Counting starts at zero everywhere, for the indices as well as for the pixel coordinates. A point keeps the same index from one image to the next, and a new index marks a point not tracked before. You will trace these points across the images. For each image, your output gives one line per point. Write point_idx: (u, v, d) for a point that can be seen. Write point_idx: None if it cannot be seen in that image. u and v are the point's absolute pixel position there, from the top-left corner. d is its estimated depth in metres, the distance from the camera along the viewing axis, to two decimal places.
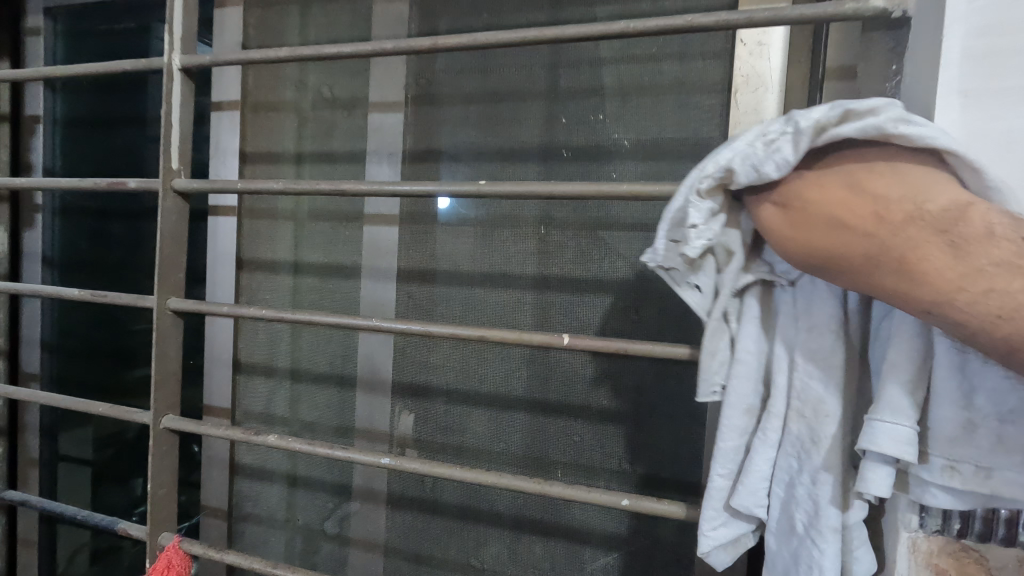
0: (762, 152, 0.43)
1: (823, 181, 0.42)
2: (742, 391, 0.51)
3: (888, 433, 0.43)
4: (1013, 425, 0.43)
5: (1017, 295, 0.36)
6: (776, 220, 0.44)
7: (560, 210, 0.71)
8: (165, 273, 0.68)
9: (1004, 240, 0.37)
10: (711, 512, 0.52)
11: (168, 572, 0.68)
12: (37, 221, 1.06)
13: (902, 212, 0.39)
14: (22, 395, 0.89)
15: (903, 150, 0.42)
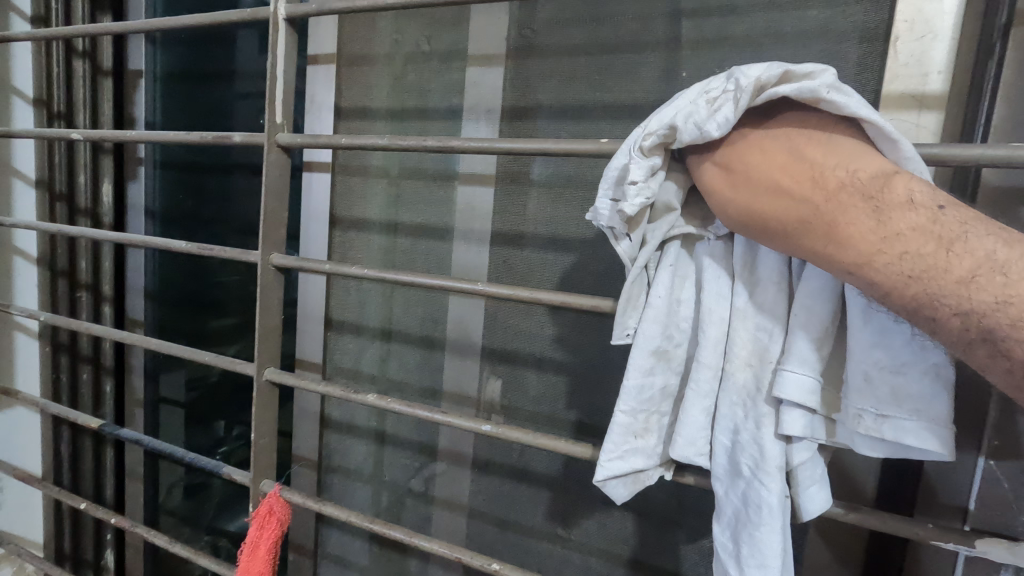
0: (706, 111, 0.41)
1: (762, 146, 0.41)
2: (650, 333, 0.49)
3: (797, 381, 0.44)
4: (908, 378, 0.42)
5: (928, 258, 0.36)
6: (716, 181, 0.43)
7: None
8: (268, 229, 0.68)
9: (923, 207, 0.36)
10: (644, 458, 0.51)
11: (270, 517, 0.71)
12: (140, 172, 1.08)
13: (835, 177, 0.38)
14: (130, 340, 0.93)
15: (837, 120, 0.41)
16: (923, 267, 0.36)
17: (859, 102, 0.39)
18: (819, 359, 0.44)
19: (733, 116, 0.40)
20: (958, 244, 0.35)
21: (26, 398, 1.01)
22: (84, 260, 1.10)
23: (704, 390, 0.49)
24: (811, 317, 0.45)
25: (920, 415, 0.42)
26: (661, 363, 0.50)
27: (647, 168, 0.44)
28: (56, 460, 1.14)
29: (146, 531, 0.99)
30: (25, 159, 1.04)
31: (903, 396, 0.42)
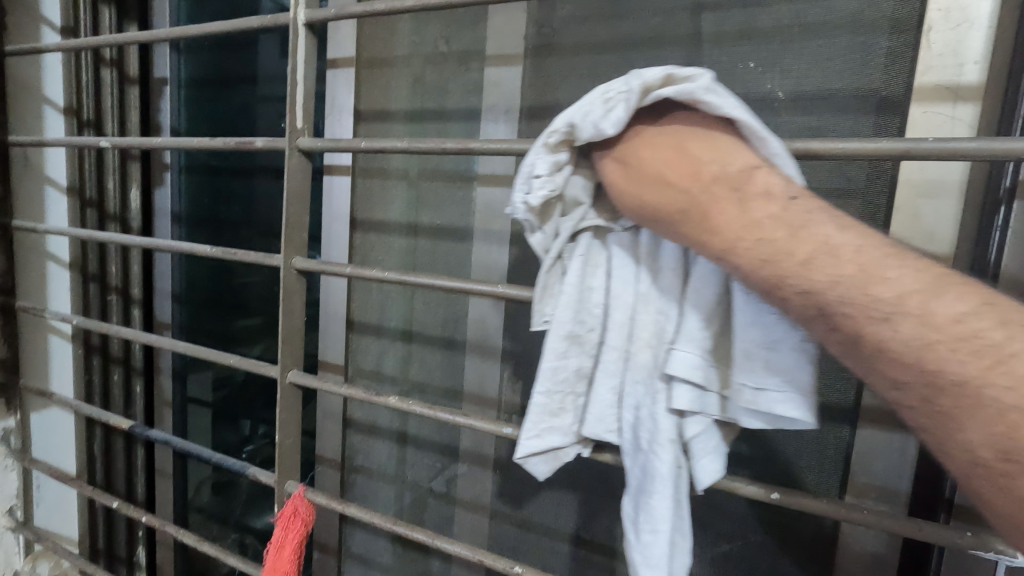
0: (601, 110, 0.41)
1: (645, 139, 0.41)
2: (561, 317, 0.50)
3: (683, 357, 0.45)
4: (783, 353, 0.43)
5: (786, 248, 0.35)
6: (608, 173, 0.43)
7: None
8: (291, 232, 0.69)
9: (782, 201, 0.37)
10: (561, 435, 0.52)
11: (295, 517, 0.71)
12: (166, 178, 1.09)
13: (711, 171, 0.38)
14: (158, 343, 0.94)
15: (718, 118, 0.42)
16: (772, 254, 0.36)
17: (731, 102, 0.40)
18: (706, 338, 0.46)
19: (624, 116, 0.40)
20: (803, 231, 0.35)
21: (59, 398, 1.04)
22: (115, 264, 1.13)
23: (611, 370, 0.50)
24: (700, 296, 0.46)
25: (788, 384, 0.43)
26: (575, 346, 0.51)
27: (550, 162, 0.45)
28: (90, 458, 1.18)
29: (177, 530, 1.01)
30: (58, 167, 1.07)
31: (776, 369, 0.43)
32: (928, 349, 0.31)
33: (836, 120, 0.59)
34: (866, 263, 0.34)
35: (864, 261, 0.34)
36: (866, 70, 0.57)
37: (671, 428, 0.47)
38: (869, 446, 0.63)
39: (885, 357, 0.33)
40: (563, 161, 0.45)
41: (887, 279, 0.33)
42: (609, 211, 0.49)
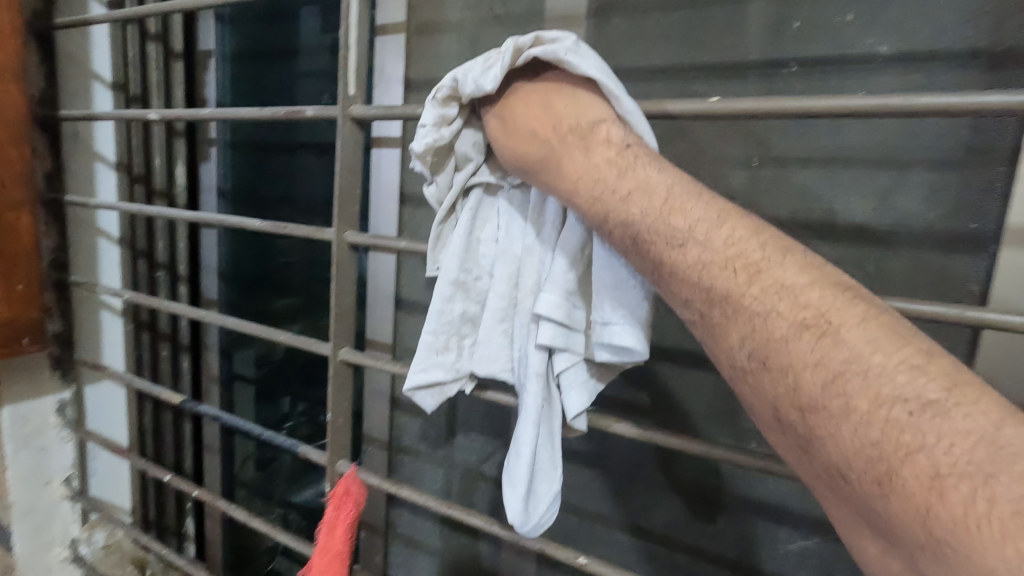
0: (482, 68, 0.49)
1: (526, 99, 0.50)
2: (447, 265, 0.57)
3: (549, 300, 0.51)
4: (626, 292, 0.50)
5: (611, 186, 0.44)
6: (497, 131, 0.51)
7: (702, 135, 0.64)
8: (343, 204, 0.67)
9: (615, 147, 0.45)
10: (443, 371, 0.59)
11: (347, 498, 0.70)
12: (211, 153, 1.11)
13: (567, 123, 0.47)
14: (208, 318, 0.93)
15: (579, 78, 0.50)
16: (602, 188, 0.44)
17: (592, 64, 0.47)
18: (570, 281, 0.52)
19: (498, 75, 0.48)
20: (628, 172, 0.44)
21: (112, 371, 1.05)
22: (161, 240, 1.13)
23: (497, 315, 0.57)
24: (566, 243, 0.53)
25: (628, 317, 0.50)
26: (461, 292, 0.58)
27: (436, 115, 0.53)
28: (141, 431, 1.20)
29: (227, 505, 1.02)
30: (107, 142, 1.08)
31: (619, 305, 0.50)
32: (707, 268, 0.39)
33: (944, 78, 0.53)
34: (670, 199, 0.42)
35: (670, 196, 0.42)
36: (980, 20, 0.51)
37: (539, 364, 0.53)
38: None
39: (678, 278, 0.41)
40: (447, 114, 0.52)
41: (686, 212, 0.41)
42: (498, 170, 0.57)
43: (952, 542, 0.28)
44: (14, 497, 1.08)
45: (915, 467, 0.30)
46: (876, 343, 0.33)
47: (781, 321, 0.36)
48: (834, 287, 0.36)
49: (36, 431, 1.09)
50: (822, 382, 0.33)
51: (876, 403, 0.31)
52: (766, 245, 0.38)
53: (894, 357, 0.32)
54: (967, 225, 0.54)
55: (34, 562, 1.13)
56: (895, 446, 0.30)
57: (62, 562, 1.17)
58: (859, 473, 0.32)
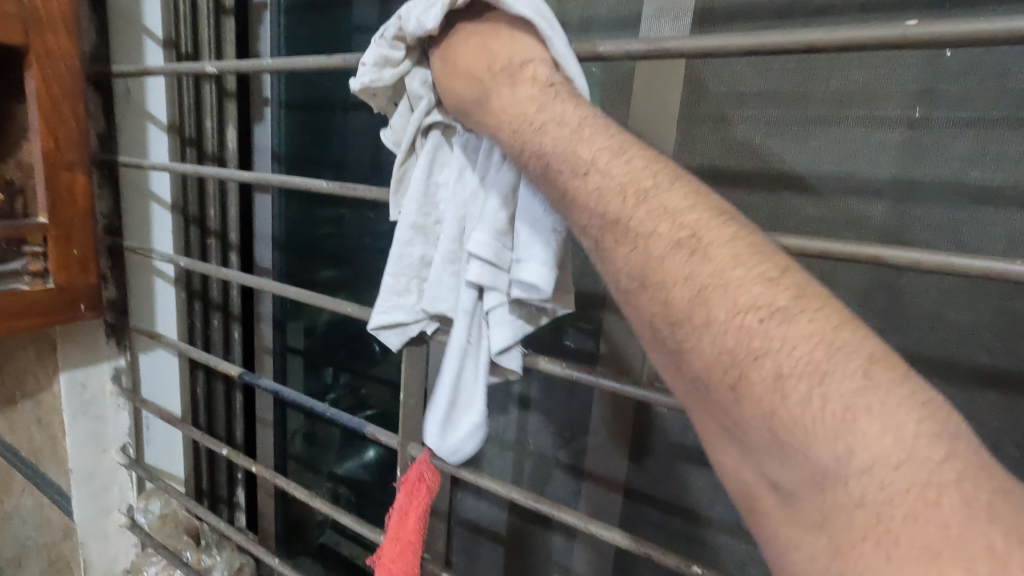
0: (424, 9, 0.45)
1: (467, 43, 0.46)
2: (406, 210, 0.56)
3: (478, 239, 0.50)
4: (540, 230, 0.48)
5: (532, 120, 0.42)
6: (442, 75, 0.48)
7: (847, 76, 0.51)
8: None
9: (543, 87, 0.43)
10: (404, 313, 0.58)
11: (420, 484, 0.65)
12: (266, 113, 1.04)
13: (500, 66, 0.44)
14: (267, 287, 0.88)
15: (517, 19, 0.45)
16: (519, 123, 0.43)
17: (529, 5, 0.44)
18: (499, 220, 0.50)
19: (438, 17, 0.44)
20: (547, 109, 0.42)
21: (167, 340, 1.01)
22: (213, 207, 1.09)
23: (443, 258, 0.54)
24: (497, 182, 0.50)
25: (544, 256, 0.48)
26: (420, 237, 0.56)
27: (379, 55, 0.50)
28: (193, 400, 1.18)
29: (286, 482, 0.98)
30: (157, 103, 1.03)
31: (529, 242, 0.48)
32: (602, 195, 0.39)
33: None
34: (579, 130, 0.41)
35: (579, 128, 0.41)
36: None
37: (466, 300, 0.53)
38: None
39: (577, 205, 0.40)
40: (388, 53, 0.50)
41: (591, 142, 0.40)
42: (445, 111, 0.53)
43: (791, 438, 0.30)
44: (73, 463, 1.09)
45: (762, 370, 0.31)
46: (737, 260, 0.34)
47: (660, 241, 0.36)
48: (706, 210, 0.37)
49: (92, 398, 1.09)
50: (688, 295, 0.34)
51: (731, 312, 0.33)
52: (657, 174, 0.39)
53: (749, 272, 0.34)
54: None
55: (93, 526, 1.14)
56: (747, 352, 0.32)
57: (119, 527, 1.18)
58: (715, 381, 0.33)
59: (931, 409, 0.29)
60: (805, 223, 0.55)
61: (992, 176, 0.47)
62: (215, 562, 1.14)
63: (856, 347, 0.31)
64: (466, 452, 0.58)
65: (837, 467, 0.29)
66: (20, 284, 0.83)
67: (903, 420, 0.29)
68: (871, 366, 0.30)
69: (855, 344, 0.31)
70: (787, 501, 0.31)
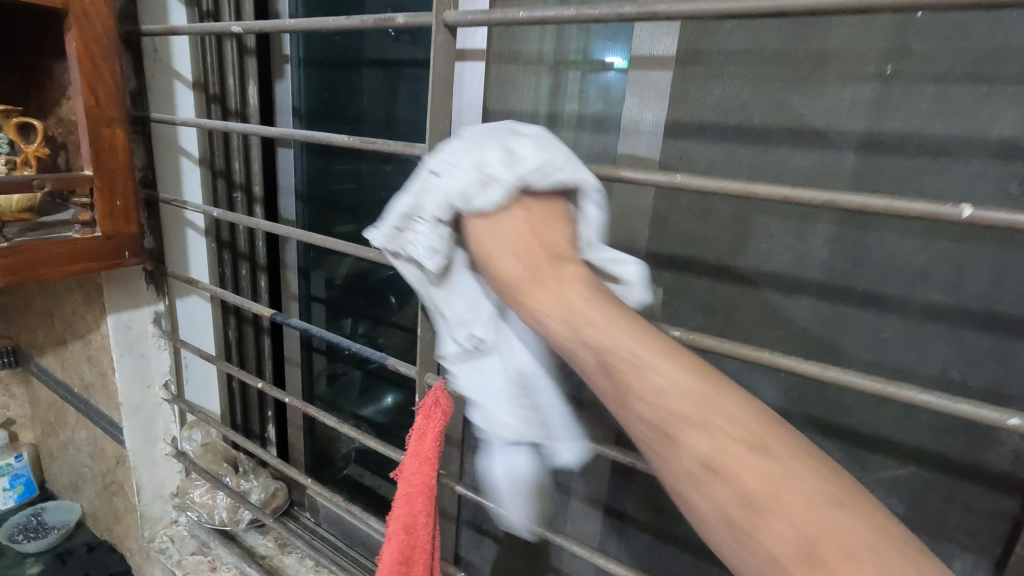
0: (429, 247, 0.54)
1: (506, 216, 0.49)
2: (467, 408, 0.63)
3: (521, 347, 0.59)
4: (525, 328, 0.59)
5: (681, 405, 0.39)
6: (478, 254, 0.51)
7: (829, 35, 0.55)
8: (435, 117, 0.64)
9: (671, 371, 0.40)
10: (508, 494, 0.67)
11: (436, 409, 0.72)
12: (286, 71, 1.09)
13: (539, 249, 0.48)
14: (293, 234, 0.94)
15: (517, 208, 0.50)
16: (523, 302, 0.48)
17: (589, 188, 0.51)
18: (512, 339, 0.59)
19: (499, 198, 0.49)
20: (676, 397, 0.39)
21: (203, 285, 1.09)
22: (238, 161, 1.15)
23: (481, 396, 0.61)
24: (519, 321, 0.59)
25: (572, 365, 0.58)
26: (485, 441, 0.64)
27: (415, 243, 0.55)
28: (226, 342, 1.28)
29: (318, 412, 1.08)
30: (182, 60, 1.08)
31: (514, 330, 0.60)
32: (697, 441, 0.38)
33: None
34: (571, 301, 0.45)
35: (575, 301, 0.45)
36: None
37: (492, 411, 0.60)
38: None
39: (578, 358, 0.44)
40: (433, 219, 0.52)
41: (713, 415, 0.38)
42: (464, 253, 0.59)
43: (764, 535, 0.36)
44: (122, 397, 1.20)
45: (729, 485, 0.37)
46: (707, 403, 0.39)
47: (739, 481, 0.37)
48: (718, 401, 0.39)
49: (136, 337, 1.19)
50: (674, 434, 0.39)
51: (709, 445, 0.38)
52: (641, 353, 0.41)
53: (726, 429, 0.38)
54: None
55: (143, 453, 1.26)
56: (715, 472, 0.37)
57: (165, 456, 1.31)
58: (703, 496, 0.38)
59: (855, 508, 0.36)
60: (781, 172, 0.60)
61: (953, 127, 0.52)
62: (252, 486, 1.28)
63: (794, 462, 0.37)
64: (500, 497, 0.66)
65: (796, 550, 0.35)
66: (71, 232, 0.92)
67: (829, 517, 0.35)
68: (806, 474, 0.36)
69: (818, 481, 0.36)
70: None
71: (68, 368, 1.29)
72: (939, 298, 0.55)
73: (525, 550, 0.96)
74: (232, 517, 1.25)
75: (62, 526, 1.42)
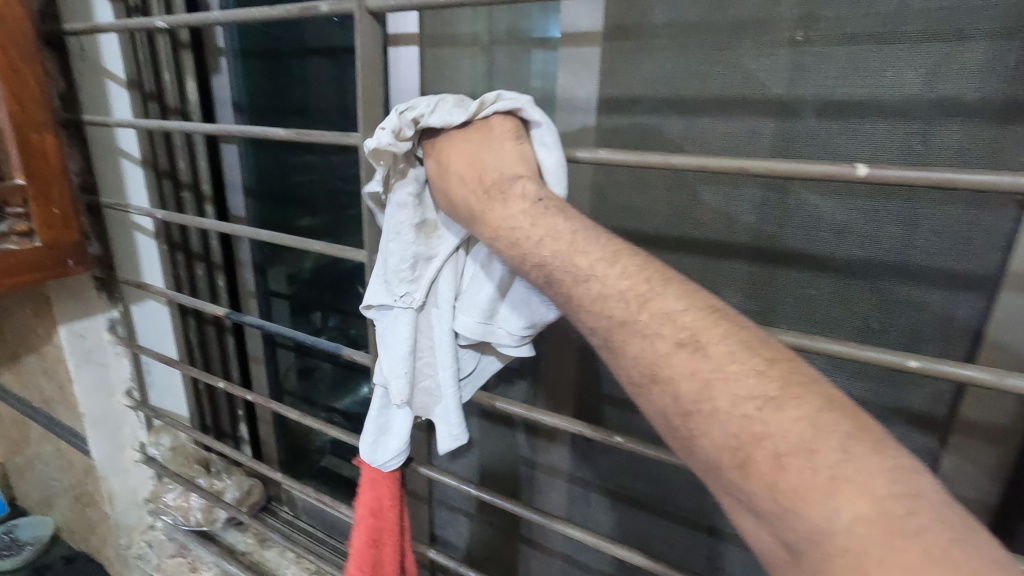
0: (397, 142, 0.54)
1: (461, 140, 0.56)
2: (399, 367, 0.63)
3: (496, 329, 0.61)
4: (511, 308, 0.60)
5: (717, 367, 0.39)
6: (436, 176, 0.57)
7: (742, 6, 0.57)
8: (368, 106, 0.65)
9: (684, 331, 0.41)
10: (397, 447, 0.69)
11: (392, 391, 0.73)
12: (222, 64, 1.08)
13: (490, 177, 0.53)
14: (242, 232, 0.93)
15: (489, 136, 0.55)
16: (512, 234, 0.50)
17: (544, 127, 0.54)
18: (489, 316, 0.61)
19: (463, 118, 0.54)
20: (711, 378, 0.39)
21: (155, 288, 1.07)
22: (183, 160, 1.13)
23: (427, 348, 0.65)
24: (515, 305, 0.60)
25: (519, 329, 0.60)
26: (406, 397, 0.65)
27: (395, 125, 0.54)
28: (188, 345, 1.27)
29: (280, 406, 1.08)
30: (113, 59, 1.05)
31: (495, 310, 0.61)
32: (714, 418, 0.38)
33: None
34: (573, 241, 0.47)
35: (573, 240, 0.47)
36: None
37: (408, 373, 0.63)
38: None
39: (585, 309, 0.45)
40: (404, 130, 0.54)
41: (736, 379, 0.38)
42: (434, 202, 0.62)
43: (791, 505, 0.35)
44: (85, 407, 1.20)
45: (764, 451, 0.36)
46: (733, 354, 0.39)
47: (788, 468, 0.35)
48: (785, 377, 0.38)
49: (92, 347, 1.18)
50: (695, 389, 0.39)
51: (733, 402, 0.38)
52: (667, 299, 0.43)
53: (745, 390, 0.38)
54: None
55: (111, 461, 1.26)
56: (750, 436, 0.37)
57: (135, 463, 1.30)
58: (725, 463, 0.38)
59: (901, 471, 0.34)
60: (705, 142, 0.62)
61: (860, 91, 0.54)
62: (226, 485, 1.27)
63: (836, 424, 0.35)
64: (394, 468, 0.70)
65: (826, 527, 0.33)
66: (9, 244, 0.88)
67: (877, 483, 0.33)
68: (849, 440, 0.35)
69: (883, 462, 0.34)
70: (794, 558, 0.35)
71: (26, 383, 1.27)
72: (857, 254, 0.58)
73: (496, 523, 0.98)
74: (207, 518, 1.25)
75: (36, 541, 1.39)
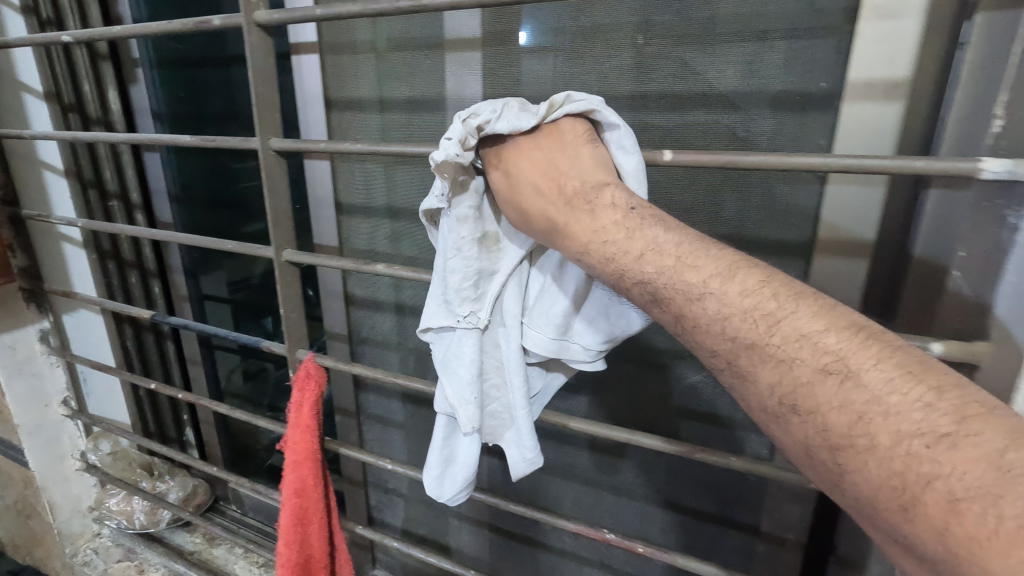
0: (463, 152, 0.49)
1: (528, 146, 0.51)
2: (466, 394, 0.59)
3: (573, 345, 0.57)
4: (588, 321, 0.56)
5: (869, 393, 0.33)
6: (502, 186, 0.51)
7: (591, 14, 0.64)
8: (263, 112, 0.70)
9: (830, 354, 0.35)
10: (465, 478, 0.66)
11: (309, 380, 0.79)
12: (139, 74, 1.08)
13: (571, 186, 0.48)
14: (162, 237, 0.97)
15: (561, 143, 0.50)
16: (608, 248, 0.44)
17: (621, 130, 0.50)
18: (565, 332, 0.56)
19: (532, 122, 0.50)
20: (867, 409, 0.33)
21: (82, 296, 1.08)
22: (108, 169, 1.15)
23: (496, 369, 0.61)
24: (591, 317, 0.56)
25: (598, 344, 0.56)
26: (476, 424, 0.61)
27: (460, 134, 0.49)
28: (125, 353, 1.28)
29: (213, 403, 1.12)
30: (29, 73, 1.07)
31: (570, 324, 0.56)
32: (871, 455, 0.32)
33: None
34: (681, 256, 0.41)
35: (680, 254, 0.42)
36: None
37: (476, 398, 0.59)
38: (836, 273, 0.61)
39: (700, 331, 0.40)
40: (469, 138, 0.49)
41: (906, 415, 0.32)
42: (494, 213, 0.57)
43: (965, 558, 0.28)
44: (19, 419, 1.19)
45: (933, 492, 0.30)
46: (893, 383, 0.33)
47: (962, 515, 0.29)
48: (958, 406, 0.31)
49: (24, 358, 1.17)
50: (848, 423, 0.33)
51: (895, 438, 0.32)
52: (800, 313, 0.37)
53: (908, 424, 0.31)
54: (818, 85, 0.58)
55: (51, 471, 1.26)
56: (916, 476, 0.30)
57: (77, 471, 1.31)
58: (881, 503, 0.32)
59: None
60: None
61: (693, 88, 0.62)
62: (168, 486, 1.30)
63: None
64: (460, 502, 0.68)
65: None
66: None
67: None
68: None
69: None
70: None
71: None
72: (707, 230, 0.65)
73: (430, 501, 1.04)
74: (151, 519, 1.27)
75: None
